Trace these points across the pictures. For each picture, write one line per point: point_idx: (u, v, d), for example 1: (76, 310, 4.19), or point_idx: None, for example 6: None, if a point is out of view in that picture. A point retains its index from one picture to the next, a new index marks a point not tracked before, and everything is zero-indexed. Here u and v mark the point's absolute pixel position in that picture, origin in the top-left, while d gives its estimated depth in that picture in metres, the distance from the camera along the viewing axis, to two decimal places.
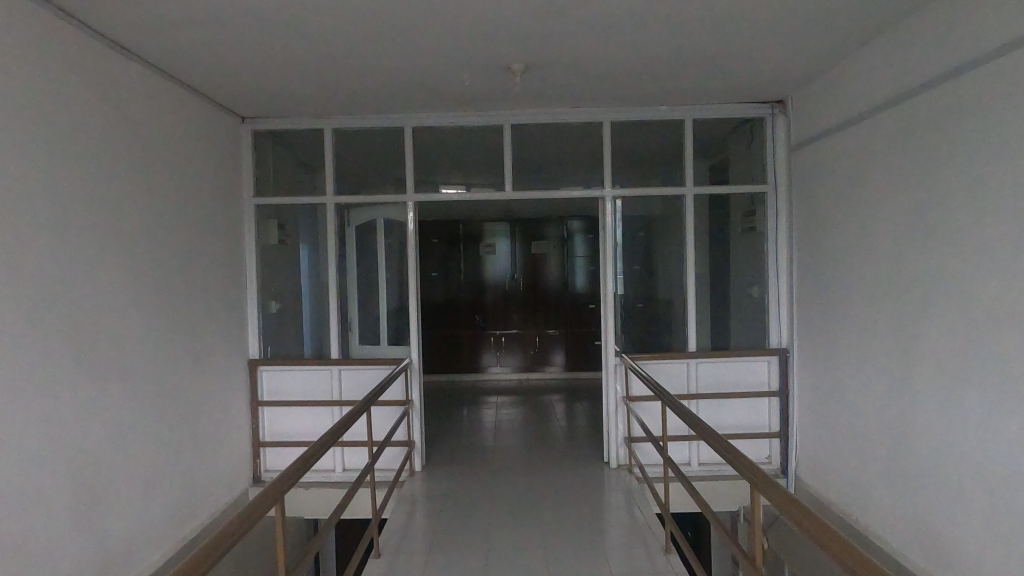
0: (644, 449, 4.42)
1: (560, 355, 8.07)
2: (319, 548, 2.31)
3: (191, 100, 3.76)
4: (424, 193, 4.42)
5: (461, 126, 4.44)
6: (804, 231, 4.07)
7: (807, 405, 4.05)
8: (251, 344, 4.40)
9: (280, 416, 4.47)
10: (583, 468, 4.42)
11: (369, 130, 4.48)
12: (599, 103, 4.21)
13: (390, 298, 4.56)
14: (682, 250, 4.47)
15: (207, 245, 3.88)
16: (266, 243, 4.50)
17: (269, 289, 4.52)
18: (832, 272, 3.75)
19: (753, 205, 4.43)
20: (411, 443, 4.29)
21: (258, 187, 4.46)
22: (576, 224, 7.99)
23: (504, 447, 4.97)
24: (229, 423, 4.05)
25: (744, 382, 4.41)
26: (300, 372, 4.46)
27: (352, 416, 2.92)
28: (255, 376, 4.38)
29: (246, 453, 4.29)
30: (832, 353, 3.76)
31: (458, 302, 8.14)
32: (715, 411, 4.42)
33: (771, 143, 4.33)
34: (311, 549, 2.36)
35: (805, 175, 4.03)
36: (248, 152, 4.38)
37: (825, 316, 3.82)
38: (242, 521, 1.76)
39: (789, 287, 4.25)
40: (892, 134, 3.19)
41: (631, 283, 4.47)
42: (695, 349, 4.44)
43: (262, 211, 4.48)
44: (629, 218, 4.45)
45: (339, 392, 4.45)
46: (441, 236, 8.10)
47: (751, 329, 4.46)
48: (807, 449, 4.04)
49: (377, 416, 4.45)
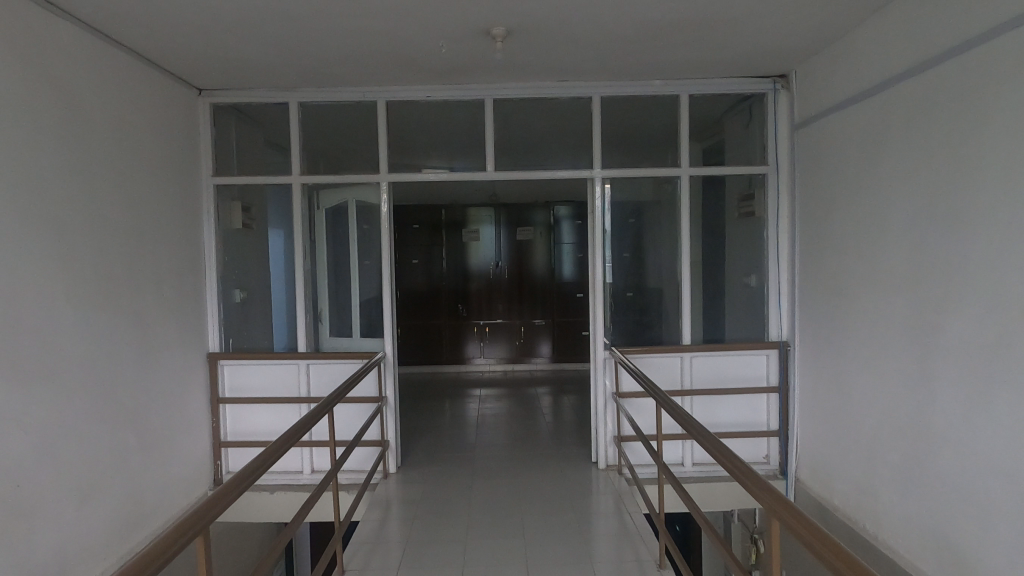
0: (636, 449, 4.14)
1: (546, 345, 7.82)
2: (290, 538, 2.11)
3: (138, 67, 3.41)
4: (399, 173, 4.09)
5: (439, 101, 4.10)
6: (808, 216, 3.78)
7: (809, 402, 3.78)
8: (210, 336, 4.08)
9: (244, 413, 4.15)
10: (569, 468, 4.14)
11: (339, 104, 4.13)
12: (587, 76, 3.89)
13: (363, 287, 4.22)
14: (676, 236, 4.17)
15: (158, 227, 3.54)
16: (228, 228, 4.16)
17: (230, 277, 4.18)
18: (838, 259, 3.47)
19: (752, 187, 4.13)
20: (385, 443, 3.98)
21: (217, 166, 4.12)
22: (563, 210, 7.67)
23: (485, 445, 4.68)
24: (185, 422, 3.73)
25: (741, 378, 4.13)
26: (264, 367, 4.14)
27: (313, 416, 2.58)
28: (216, 370, 4.05)
29: (205, 454, 3.97)
30: (838, 347, 3.48)
31: (441, 291, 7.81)
32: (710, 408, 4.14)
33: (771, 122, 4.05)
34: (283, 540, 2.16)
35: (810, 155, 3.74)
36: (206, 128, 4.04)
37: (831, 308, 3.54)
38: (164, 549, 1.39)
39: (791, 276, 3.97)
40: (908, 107, 2.91)
41: (622, 272, 4.16)
42: (689, 343, 4.16)
43: (224, 192, 4.14)
44: (619, 202, 4.14)
45: (306, 388, 4.13)
46: (423, 222, 7.74)
47: (748, 321, 4.18)
48: (809, 449, 3.77)
49: (348, 414, 4.14)
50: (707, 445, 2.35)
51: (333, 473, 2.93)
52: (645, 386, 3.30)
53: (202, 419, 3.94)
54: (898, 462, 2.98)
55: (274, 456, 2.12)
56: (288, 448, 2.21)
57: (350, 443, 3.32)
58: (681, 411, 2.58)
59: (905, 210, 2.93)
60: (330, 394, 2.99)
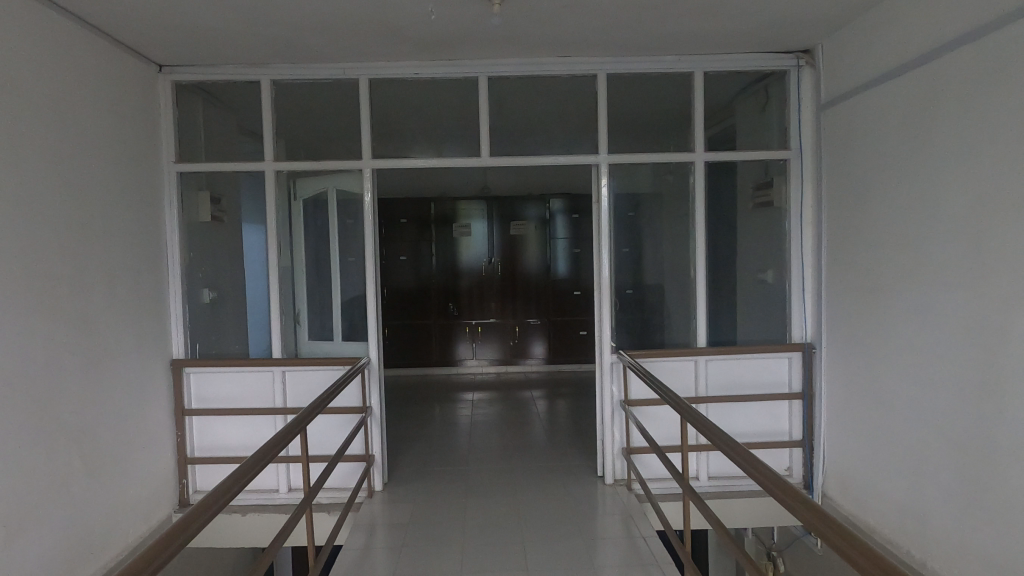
0: (648, 462, 3.75)
1: (539, 344, 7.46)
2: (274, 558, 1.90)
3: (84, 37, 2.99)
4: (384, 159, 3.69)
5: (428, 79, 3.70)
6: (837, 205, 3.43)
7: (839, 410, 3.43)
8: (174, 341, 3.67)
9: (212, 427, 3.74)
10: (572, 483, 3.76)
11: (317, 83, 3.72)
12: (593, 50, 3.52)
13: (345, 285, 3.82)
14: (688, 229, 3.82)
15: (109, 220, 3.12)
16: (194, 220, 3.76)
17: (198, 275, 3.77)
18: (875, 252, 3.12)
19: (769, 175, 3.79)
20: (370, 458, 3.58)
21: (180, 151, 3.70)
22: (557, 204, 7.30)
23: (480, 456, 4.30)
24: (143, 439, 3.32)
25: (761, 383, 3.79)
26: (235, 374, 3.73)
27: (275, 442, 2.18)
28: (180, 379, 3.65)
29: (168, 473, 3.56)
30: (875, 350, 3.13)
31: (429, 289, 7.42)
32: (727, 416, 3.78)
33: (795, 103, 3.70)
34: (267, 561, 1.95)
35: (840, 137, 3.39)
36: (167, 109, 3.62)
37: (867, 305, 3.19)
38: None
39: (816, 271, 3.63)
40: (963, 77, 2.55)
41: (630, 267, 3.80)
42: (704, 345, 3.80)
43: (189, 181, 3.73)
44: (627, 191, 3.78)
45: (281, 398, 3.73)
46: (411, 217, 7.35)
47: (765, 322, 3.84)
48: (839, 461, 3.43)
49: (328, 426, 3.72)
50: (747, 468, 1.99)
51: (312, 494, 2.55)
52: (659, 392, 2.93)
53: (164, 433, 3.53)
54: (952, 482, 2.63)
55: (243, 480, 1.90)
56: (261, 469, 1.98)
57: (332, 459, 2.94)
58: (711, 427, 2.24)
59: (961, 196, 2.57)
60: (303, 411, 2.60)
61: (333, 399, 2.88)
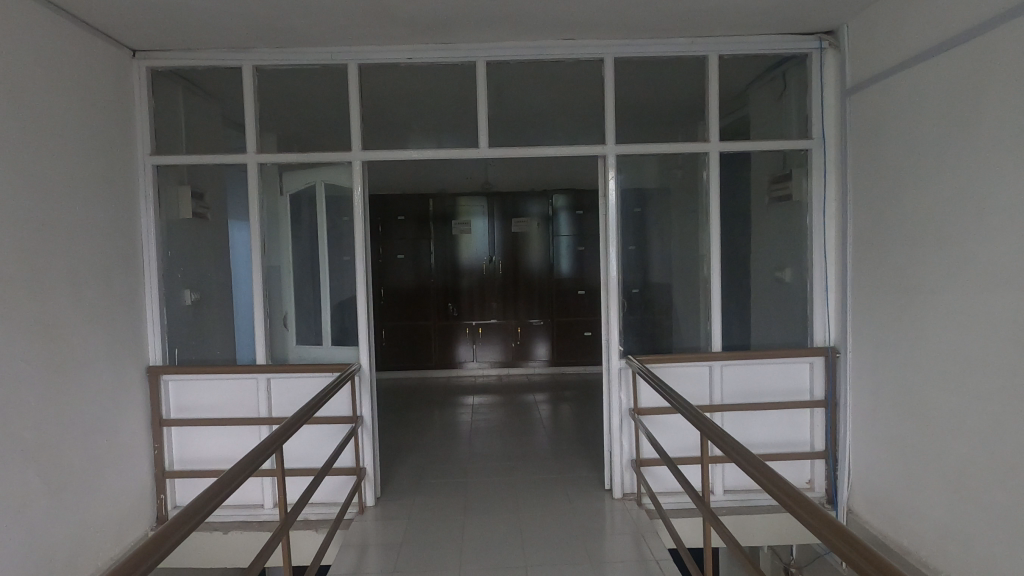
0: (659, 474, 3.50)
1: (542, 345, 7.20)
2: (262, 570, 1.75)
3: (44, 17, 2.74)
4: (374, 151, 3.44)
5: (421, 64, 3.44)
6: (865, 198, 3.17)
7: (868, 420, 3.17)
8: (151, 346, 3.43)
9: (192, 438, 3.49)
10: (577, 498, 3.51)
11: (303, 69, 3.47)
12: (599, 31, 3.26)
13: (335, 286, 3.57)
14: (702, 225, 3.57)
15: (75, 217, 2.88)
16: (174, 216, 3.52)
17: (177, 276, 3.53)
18: (909, 250, 2.86)
19: (787, 167, 3.54)
20: (361, 472, 3.33)
21: (157, 143, 3.46)
22: (561, 200, 7.06)
23: (479, 466, 4.05)
24: (114, 452, 3.08)
25: (781, 390, 3.52)
26: (216, 382, 3.48)
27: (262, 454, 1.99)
28: (157, 387, 3.40)
29: (144, 488, 3.32)
30: (909, 356, 2.87)
31: (428, 288, 7.17)
32: (745, 426, 3.52)
33: (817, 89, 3.44)
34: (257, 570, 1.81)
35: (868, 124, 3.12)
36: (142, 96, 3.38)
37: (900, 307, 2.93)
38: None
39: (841, 270, 3.37)
40: (1014, 54, 2.28)
41: (638, 265, 3.55)
42: (719, 349, 3.54)
43: (167, 174, 3.49)
44: (635, 185, 3.53)
45: (266, 407, 3.48)
46: (410, 214, 7.11)
47: (784, 324, 3.58)
48: (867, 475, 3.18)
49: (316, 437, 3.47)
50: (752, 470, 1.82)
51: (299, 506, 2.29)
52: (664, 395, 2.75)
53: (139, 445, 3.29)
54: (1000, 504, 2.37)
55: (235, 482, 1.76)
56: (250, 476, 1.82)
57: (319, 473, 2.69)
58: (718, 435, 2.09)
59: (1011, 187, 2.31)
60: (287, 420, 2.35)
61: (320, 408, 2.63)
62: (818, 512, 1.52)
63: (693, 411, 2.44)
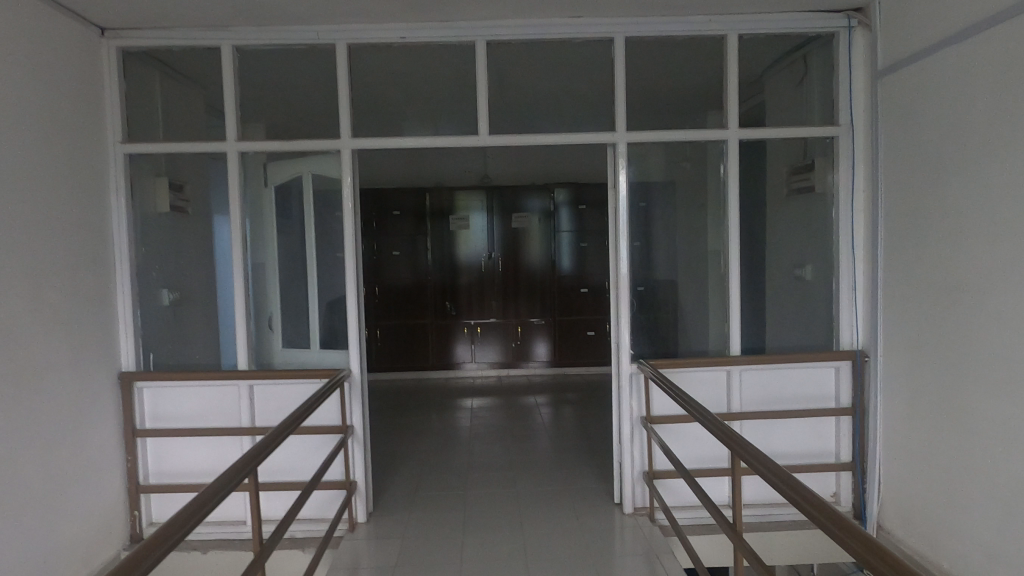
0: (673, 487, 3.25)
1: (544, 345, 6.95)
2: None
3: None
4: (365, 139, 3.18)
5: (416, 44, 3.18)
6: (899, 190, 2.92)
7: (902, 430, 2.93)
8: (122, 350, 3.17)
9: (169, 450, 3.23)
10: (585, 514, 3.26)
11: (288, 50, 3.20)
12: (609, 7, 2.99)
13: (323, 285, 3.32)
14: (719, 219, 3.32)
15: (36, 209, 2.62)
16: (149, 210, 3.26)
17: (151, 275, 3.28)
18: (951, 246, 2.61)
19: (811, 156, 3.29)
20: (351, 486, 3.08)
21: (130, 130, 3.19)
22: (562, 195, 6.80)
23: (479, 476, 3.80)
24: (80, 468, 2.82)
25: (804, 397, 3.27)
26: (194, 389, 3.22)
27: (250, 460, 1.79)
28: (130, 395, 3.13)
29: (116, 505, 3.07)
30: (951, 362, 2.62)
31: (425, 287, 6.91)
32: (765, 435, 3.27)
33: (845, 71, 3.18)
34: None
35: (904, 108, 2.86)
36: (112, 79, 3.11)
37: (940, 308, 2.68)
38: None
39: (871, 268, 3.12)
40: None
41: (649, 263, 3.31)
42: (738, 352, 3.29)
43: (141, 165, 3.23)
44: (647, 175, 3.27)
45: (248, 416, 3.21)
46: (406, 209, 6.85)
47: (806, 325, 3.34)
48: (901, 490, 2.94)
49: (303, 448, 3.21)
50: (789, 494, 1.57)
51: (286, 525, 2.03)
52: (680, 401, 2.50)
53: (110, 459, 3.03)
54: None
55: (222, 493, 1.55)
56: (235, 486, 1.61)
57: (305, 487, 2.41)
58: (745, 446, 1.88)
59: None
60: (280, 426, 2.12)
61: (309, 413, 2.37)
62: (885, 550, 1.23)
63: (716, 422, 2.15)
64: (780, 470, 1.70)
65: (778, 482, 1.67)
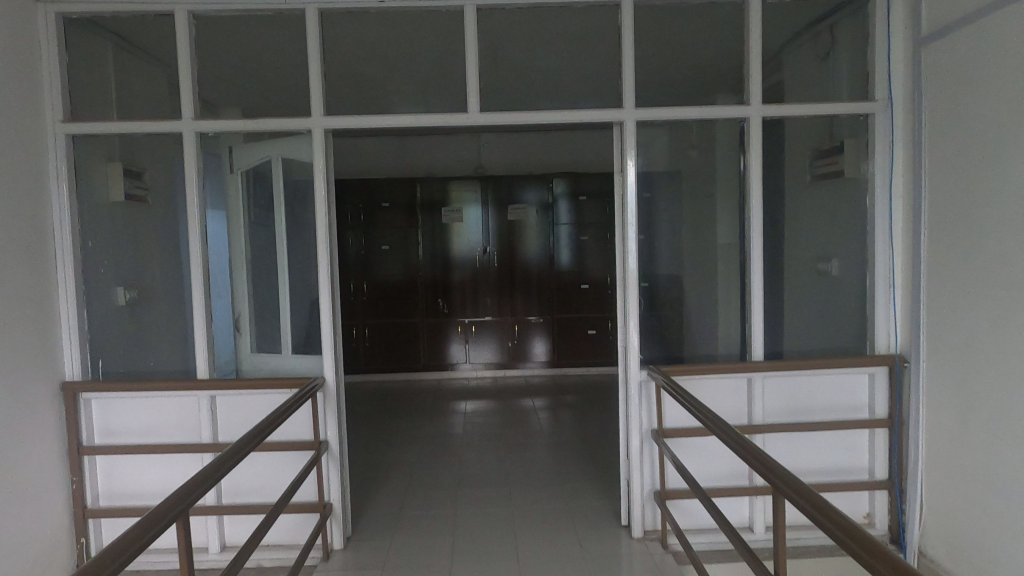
0: (687, 508, 2.92)
1: (542, 344, 6.60)
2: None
3: None
4: (340, 118, 2.81)
5: (398, 9, 2.80)
6: (947, 173, 2.56)
7: (947, 446, 2.59)
8: (66, 358, 2.80)
9: (122, 469, 2.88)
10: (589, 537, 2.93)
11: (252, 16, 2.82)
12: None
13: (295, 283, 2.97)
14: (739, 208, 2.97)
15: None
16: (103, 200, 2.93)
17: (101, 272, 2.91)
18: (1012, 235, 2.25)
19: (839, 137, 2.94)
20: (326, 509, 2.74)
21: (73, 107, 2.81)
22: (560, 186, 6.46)
23: (472, 492, 3.47)
24: (13, 493, 2.45)
25: (833, 407, 2.93)
26: (149, 401, 2.86)
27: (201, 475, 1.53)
28: (73, 409, 2.77)
29: (59, 533, 2.71)
30: (1012, 370, 2.27)
31: (416, 283, 6.55)
32: (790, 450, 2.94)
33: (880, 40, 2.81)
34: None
35: (953, 78, 2.50)
36: (49, 47, 2.72)
37: (998, 309, 2.33)
38: None
39: (911, 262, 2.77)
40: None
41: (659, 257, 2.98)
42: (760, 357, 2.92)
43: (88, 148, 2.86)
44: (656, 159, 2.92)
45: (209, 432, 2.85)
46: (396, 201, 6.48)
47: (834, 326, 3.02)
48: (947, 514, 2.60)
49: (271, 467, 2.86)
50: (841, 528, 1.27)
51: (247, 557, 1.67)
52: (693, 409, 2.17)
53: (50, 482, 2.67)
54: None
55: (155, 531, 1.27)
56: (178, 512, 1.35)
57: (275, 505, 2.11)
58: (760, 452, 1.63)
59: None
60: (244, 434, 1.85)
61: (272, 432, 2.01)
62: None
63: (740, 439, 1.78)
64: (831, 508, 1.33)
65: (829, 524, 1.30)
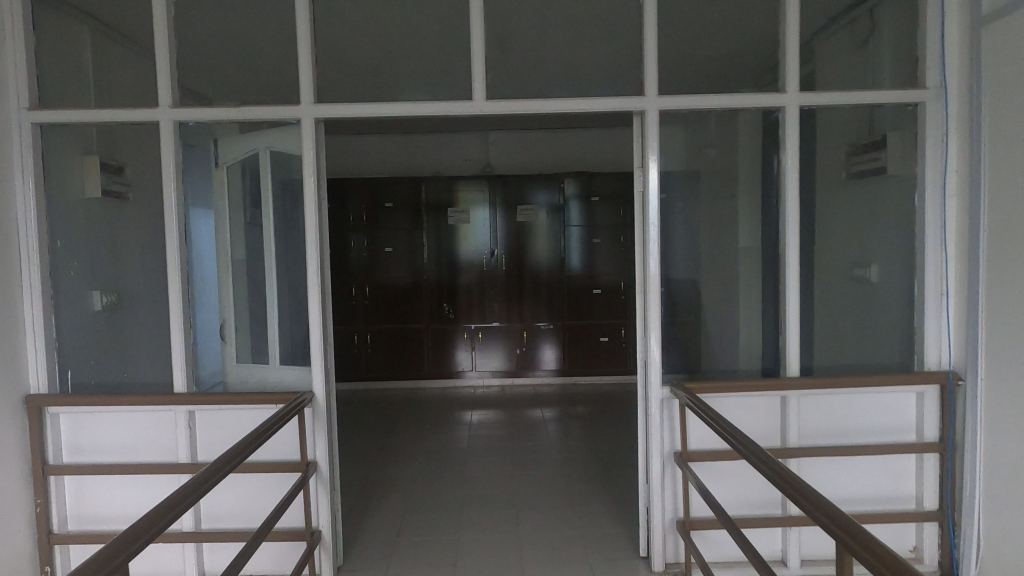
0: (713, 538, 2.64)
1: (552, 351, 6.33)
2: None
3: None
4: (331, 106, 2.54)
5: None
6: (1011, 170, 2.27)
7: (1008, 477, 2.30)
8: (30, 370, 2.54)
9: (92, 490, 2.63)
10: (603, 569, 2.66)
11: None
12: None
13: (283, 288, 2.72)
14: (772, 208, 2.69)
15: None
16: (81, 194, 2.72)
17: (72, 275, 2.67)
18: None
19: (883, 129, 2.66)
20: (314, 537, 2.48)
21: (40, 94, 2.56)
22: (571, 187, 6.19)
23: (476, 515, 3.21)
24: None
25: (876, 428, 2.65)
26: (121, 416, 2.61)
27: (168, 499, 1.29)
28: (38, 424, 2.52)
29: (19, 562, 2.47)
30: None
31: (421, 287, 6.30)
32: (827, 476, 2.66)
33: (933, 21, 2.52)
34: None
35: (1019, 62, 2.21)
36: (12, 27, 2.45)
37: None
38: None
39: (966, 269, 2.48)
40: None
41: (683, 261, 2.71)
42: (795, 373, 2.63)
43: (57, 138, 2.60)
44: (681, 153, 2.65)
45: (186, 451, 2.60)
46: (401, 202, 6.24)
47: (874, 339, 2.74)
48: (1008, 553, 2.30)
49: (256, 489, 2.61)
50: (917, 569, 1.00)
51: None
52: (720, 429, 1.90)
53: (9, 506, 2.42)
54: None
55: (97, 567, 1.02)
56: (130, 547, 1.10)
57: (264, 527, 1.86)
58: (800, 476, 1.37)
59: None
60: (227, 451, 1.61)
61: (247, 457, 1.66)
62: None
63: (767, 459, 1.52)
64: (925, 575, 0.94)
65: None
